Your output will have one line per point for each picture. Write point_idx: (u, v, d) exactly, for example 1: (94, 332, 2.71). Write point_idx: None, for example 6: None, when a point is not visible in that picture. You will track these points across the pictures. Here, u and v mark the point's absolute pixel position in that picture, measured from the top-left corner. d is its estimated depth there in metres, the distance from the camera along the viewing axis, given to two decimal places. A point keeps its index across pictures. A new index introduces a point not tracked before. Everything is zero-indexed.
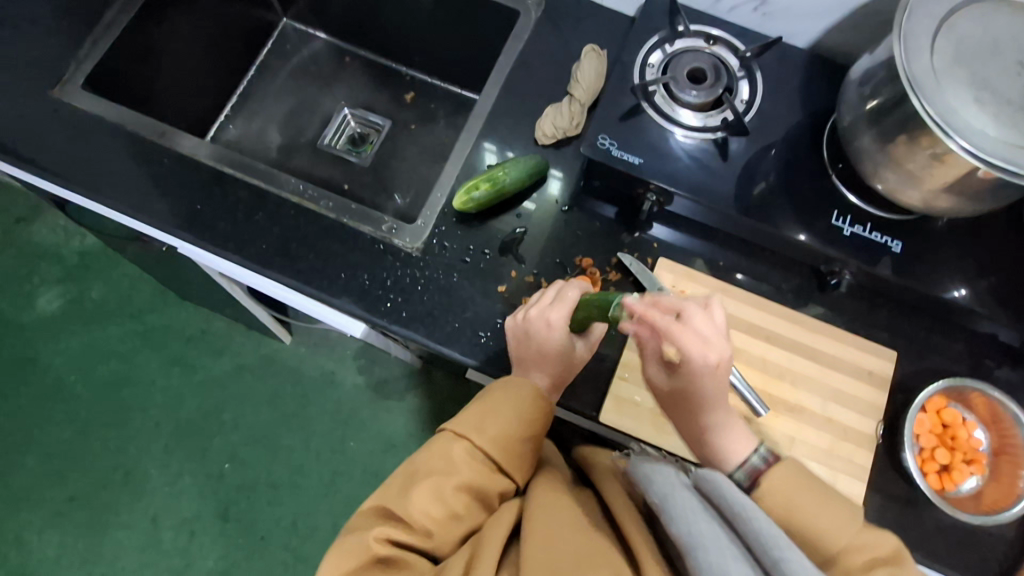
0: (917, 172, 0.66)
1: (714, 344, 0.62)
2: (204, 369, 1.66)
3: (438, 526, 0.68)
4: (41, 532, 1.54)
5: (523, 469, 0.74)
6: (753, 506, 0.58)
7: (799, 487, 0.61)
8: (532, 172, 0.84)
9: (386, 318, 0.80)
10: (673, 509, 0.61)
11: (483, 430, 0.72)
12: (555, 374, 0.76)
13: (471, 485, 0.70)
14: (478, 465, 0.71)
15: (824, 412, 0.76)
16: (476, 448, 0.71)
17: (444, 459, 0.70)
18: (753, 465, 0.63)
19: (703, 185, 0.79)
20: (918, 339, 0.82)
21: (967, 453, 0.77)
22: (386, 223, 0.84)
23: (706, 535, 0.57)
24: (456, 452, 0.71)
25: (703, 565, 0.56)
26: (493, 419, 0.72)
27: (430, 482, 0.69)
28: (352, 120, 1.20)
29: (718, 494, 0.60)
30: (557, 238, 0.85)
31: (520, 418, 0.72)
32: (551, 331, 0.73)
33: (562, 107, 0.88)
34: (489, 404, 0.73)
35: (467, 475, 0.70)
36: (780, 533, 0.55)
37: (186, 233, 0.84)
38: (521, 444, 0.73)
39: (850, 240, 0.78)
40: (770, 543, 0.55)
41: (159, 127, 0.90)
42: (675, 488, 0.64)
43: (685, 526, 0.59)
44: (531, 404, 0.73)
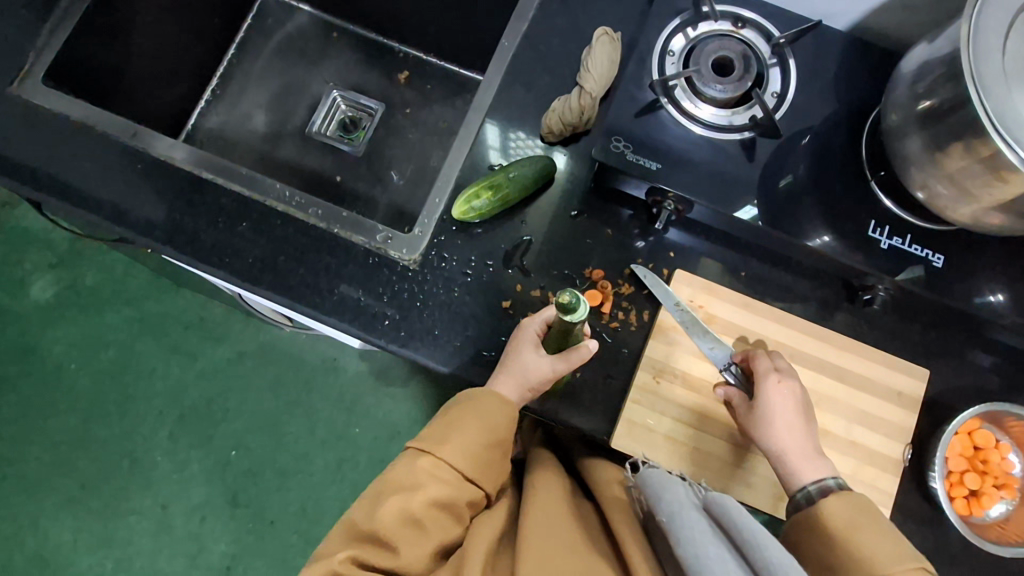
0: (971, 188, 0.59)
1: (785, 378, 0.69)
2: (205, 356, 1.64)
3: (405, 543, 0.64)
4: (54, 517, 1.56)
5: (492, 476, 0.69)
6: (762, 530, 0.54)
7: (867, 516, 0.62)
8: (538, 177, 0.77)
9: (385, 338, 0.75)
10: (682, 529, 0.56)
11: (448, 441, 0.67)
12: (519, 382, 0.69)
13: (440, 500, 0.65)
14: (444, 477, 0.66)
15: (849, 435, 0.73)
16: (441, 461, 0.66)
17: (409, 474, 0.66)
18: (829, 484, 0.65)
19: (726, 191, 0.72)
20: (952, 353, 0.77)
21: (999, 477, 0.74)
22: (380, 233, 0.78)
23: (712, 557, 0.52)
24: (421, 466, 0.66)
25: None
26: (456, 431, 0.68)
27: (395, 498, 0.64)
28: (343, 103, 1.11)
29: (730, 519, 0.56)
30: (565, 247, 0.79)
31: (483, 425, 0.68)
32: (522, 328, 0.72)
33: (571, 99, 0.79)
34: (453, 416, 0.69)
35: (434, 488, 0.65)
36: (791, 559, 0.51)
37: (165, 246, 0.78)
38: (490, 454, 0.69)
39: (888, 253, 0.71)
40: (778, 569, 0.50)
41: (131, 128, 0.83)
42: (683, 508, 0.59)
43: (693, 549, 0.53)
44: (496, 412, 0.68)
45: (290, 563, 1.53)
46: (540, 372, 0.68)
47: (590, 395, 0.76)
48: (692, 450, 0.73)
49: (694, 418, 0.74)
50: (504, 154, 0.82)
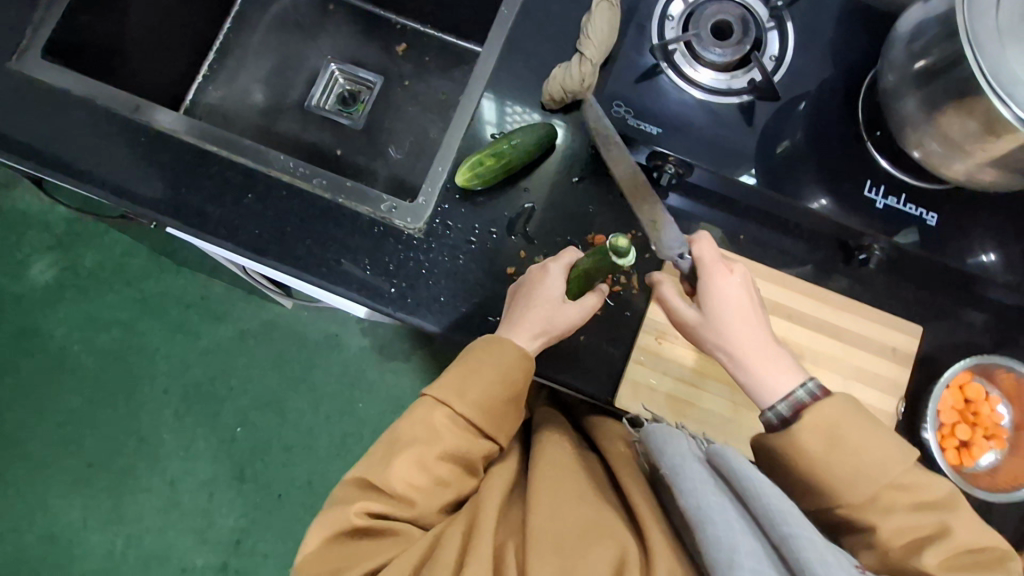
0: (964, 144, 0.60)
1: (728, 289, 0.65)
2: (208, 335, 1.65)
3: (421, 495, 0.66)
4: (65, 495, 1.59)
5: (505, 429, 0.71)
6: (761, 477, 0.56)
7: (851, 420, 0.59)
8: (539, 143, 0.78)
9: (393, 305, 0.77)
10: (685, 480, 0.58)
11: (466, 394, 0.67)
12: (542, 332, 0.71)
13: (452, 451, 0.67)
14: (459, 431, 0.67)
15: (845, 390, 0.75)
16: (458, 414, 0.67)
17: (424, 427, 0.67)
18: (799, 398, 0.61)
19: (725, 154, 0.73)
20: (943, 311, 0.80)
21: (988, 428, 0.76)
22: (384, 203, 0.79)
23: (714, 507, 0.54)
24: (439, 420, 0.67)
25: (713, 537, 0.52)
26: (475, 382, 0.68)
27: (411, 452, 0.65)
28: (341, 76, 1.11)
29: (727, 465, 0.58)
30: (568, 213, 0.80)
31: (502, 380, 0.68)
32: (544, 276, 0.72)
33: (571, 67, 0.78)
34: (470, 366, 0.68)
35: (450, 442, 0.67)
36: (790, 506, 0.53)
37: (172, 219, 0.79)
38: (505, 406, 0.69)
39: (882, 212, 0.73)
40: (777, 517, 0.52)
41: (134, 100, 0.82)
42: (687, 461, 0.60)
43: (694, 499, 0.56)
44: (516, 364, 0.68)
45: (299, 535, 1.57)
46: (560, 327, 0.71)
47: (595, 358, 0.78)
48: (692, 409, 0.76)
49: (696, 378, 0.77)
50: (500, 122, 0.83)
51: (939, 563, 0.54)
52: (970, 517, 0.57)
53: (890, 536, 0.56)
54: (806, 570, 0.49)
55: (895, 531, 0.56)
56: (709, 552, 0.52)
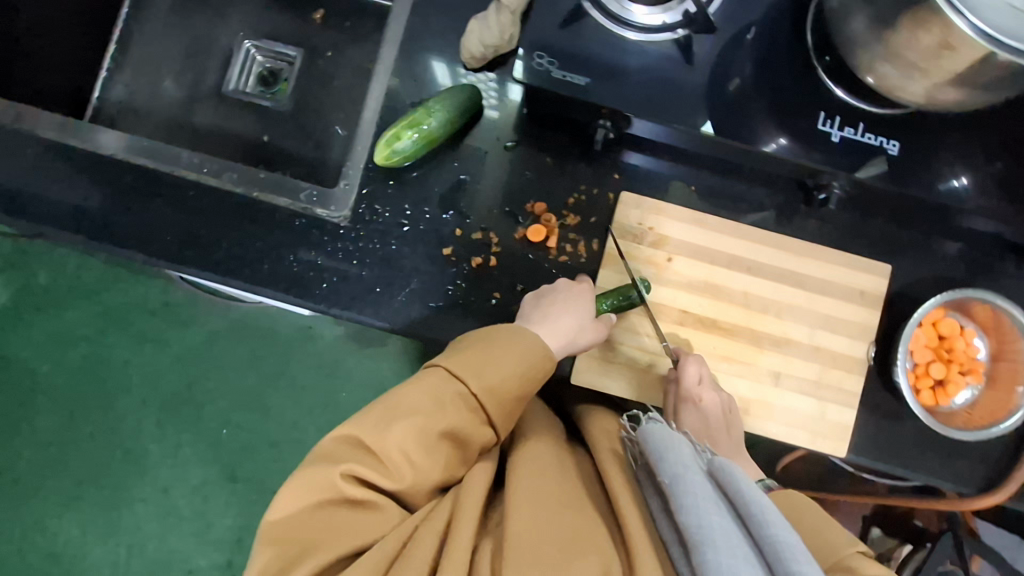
0: (919, 63, 0.53)
1: (711, 422, 0.67)
2: (176, 343, 1.52)
3: (414, 471, 0.59)
4: (58, 515, 1.50)
5: (511, 420, 0.66)
6: (771, 507, 0.52)
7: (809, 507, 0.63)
8: (462, 109, 0.71)
9: (326, 303, 0.72)
10: (685, 494, 0.54)
11: (483, 377, 0.62)
12: (571, 337, 0.67)
13: (454, 433, 0.60)
14: (463, 411, 0.61)
15: (811, 340, 0.72)
16: (472, 395, 0.61)
17: (432, 398, 0.60)
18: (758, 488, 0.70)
19: (665, 100, 0.66)
20: (910, 245, 0.76)
21: (964, 364, 0.72)
22: (304, 192, 0.72)
23: (716, 531, 0.50)
24: (448, 395, 0.61)
25: (712, 564, 0.48)
26: (491, 363, 0.62)
27: (415, 422, 0.59)
28: (258, 54, 1.02)
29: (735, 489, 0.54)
30: (505, 182, 0.74)
31: (522, 374, 0.63)
32: (573, 290, 0.70)
33: (488, 17, 0.70)
34: (490, 349, 0.63)
35: (455, 419, 0.60)
36: (799, 541, 0.50)
37: (74, 235, 0.72)
38: (517, 402, 0.64)
39: (840, 145, 0.66)
40: (785, 552, 0.49)
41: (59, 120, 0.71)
42: (688, 471, 0.56)
43: (697, 518, 0.51)
44: (538, 360, 0.64)
45: None
46: (577, 341, 0.67)
47: None
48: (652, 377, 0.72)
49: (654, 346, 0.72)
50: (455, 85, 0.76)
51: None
52: None
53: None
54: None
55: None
56: None
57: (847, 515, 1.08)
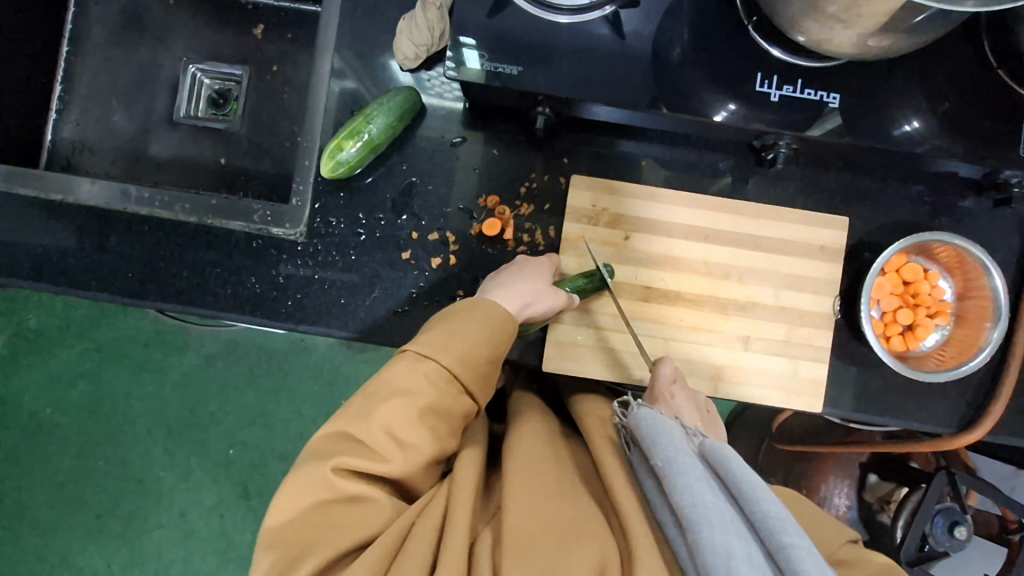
0: (840, 15, 0.52)
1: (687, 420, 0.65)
2: (174, 368, 1.49)
3: (402, 455, 0.58)
4: (82, 547, 1.48)
5: (488, 390, 0.65)
6: (761, 484, 0.54)
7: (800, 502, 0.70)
8: (402, 112, 0.70)
9: (292, 320, 0.72)
10: (677, 474, 0.54)
11: (454, 350, 0.61)
12: (529, 301, 0.66)
13: (436, 409, 0.60)
14: (441, 386, 0.60)
15: (776, 300, 0.72)
16: (445, 369, 0.61)
17: (408, 377, 0.59)
18: None
19: (600, 80, 0.66)
20: (868, 192, 0.75)
21: (931, 306, 0.73)
22: (256, 212, 0.70)
23: (710, 508, 0.51)
24: (424, 373, 0.60)
25: (708, 542, 0.49)
26: (459, 337, 0.62)
27: (394, 403, 0.58)
28: (205, 77, 1.01)
29: (727, 471, 0.55)
30: (455, 180, 0.75)
31: (491, 341, 0.63)
32: (534, 265, 0.70)
33: (415, 16, 0.71)
34: (455, 322, 0.63)
35: (434, 396, 0.60)
36: (789, 514, 0.51)
37: (40, 282, 0.73)
38: (490, 366, 0.64)
39: (781, 104, 0.66)
40: (776, 525, 0.51)
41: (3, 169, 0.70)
42: (679, 451, 0.57)
43: (689, 496, 0.52)
44: (503, 326, 0.64)
45: None
46: (538, 310, 0.67)
47: None
48: (622, 355, 0.72)
49: (615, 323, 0.72)
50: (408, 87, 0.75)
51: None
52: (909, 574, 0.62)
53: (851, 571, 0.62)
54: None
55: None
56: (702, 556, 0.49)
57: (843, 465, 1.09)
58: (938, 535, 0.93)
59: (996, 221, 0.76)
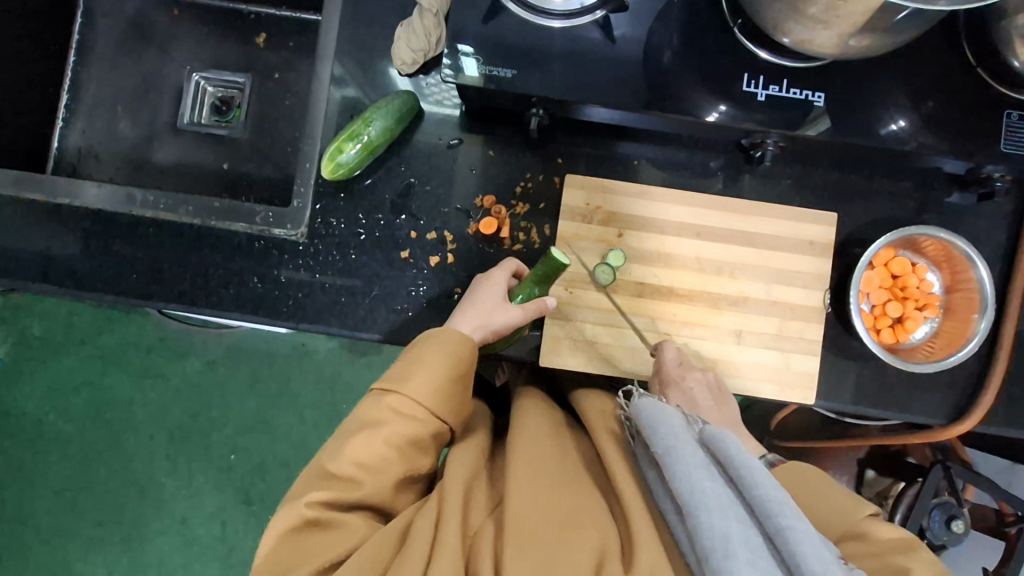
0: (820, 16, 0.54)
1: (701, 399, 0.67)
2: (176, 374, 1.50)
3: (370, 477, 0.60)
4: (83, 555, 1.49)
5: (460, 411, 0.65)
6: (760, 470, 0.55)
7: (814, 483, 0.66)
8: (400, 116, 0.72)
9: (293, 319, 0.74)
10: (677, 462, 0.56)
11: (414, 378, 0.62)
12: (487, 322, 0.67)
13: (401, 434, 0.61)
14: (406, 413, 0.62)
15: (768, 295, 0.73)
16: (405, 397, 0.62)
17: (372, 410, 0.62)
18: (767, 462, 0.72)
19: (592, 82, 0.68)
20: (856, 189, 0.77)
21: (920, 299, 0.74)
22: (259, 215, 0.72)
23: (709, 494, 0.52)
24: (386, 404, 0.62)
25: (708, 526, 0.50)
26: (419, 366, 0.63)
27: (358, 435, 0.60)
28: (208, 85, 1.04)
29: (727, 458, 0.56)
30: (453, 181, 0.77)
31: (450, 363, 0.63)
32: (488, 285, 0.70)
33: (413, 23, 0.73)
34: (415, 352, 0.65)
35: (397, 422, 0.61)
36: (787, 498, 0.52)
37: (46, 284, 0.75)
38: (456, 388, 0.64)
39: (767, 104, 0.68)
40: (775, 509, 0.51)
41: (12, 175, 0.72)
42: (680, 440, 0.58)
43: (689, 483, 0.53)
44: (461, 349, 0.65)
45: None
46: (496, 328, 0.67)
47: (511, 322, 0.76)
48: (618, 350, 0.73)
49: (610, 318, 0.73)
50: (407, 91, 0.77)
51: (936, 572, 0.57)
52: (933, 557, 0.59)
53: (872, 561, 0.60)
54: (802, 565, 0.48)
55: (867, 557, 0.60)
56: (701, 540, 0.50)
57: (842, 461, 1.11)
58: (936, 529, 0.93)
59: (981, 215, 0.77)
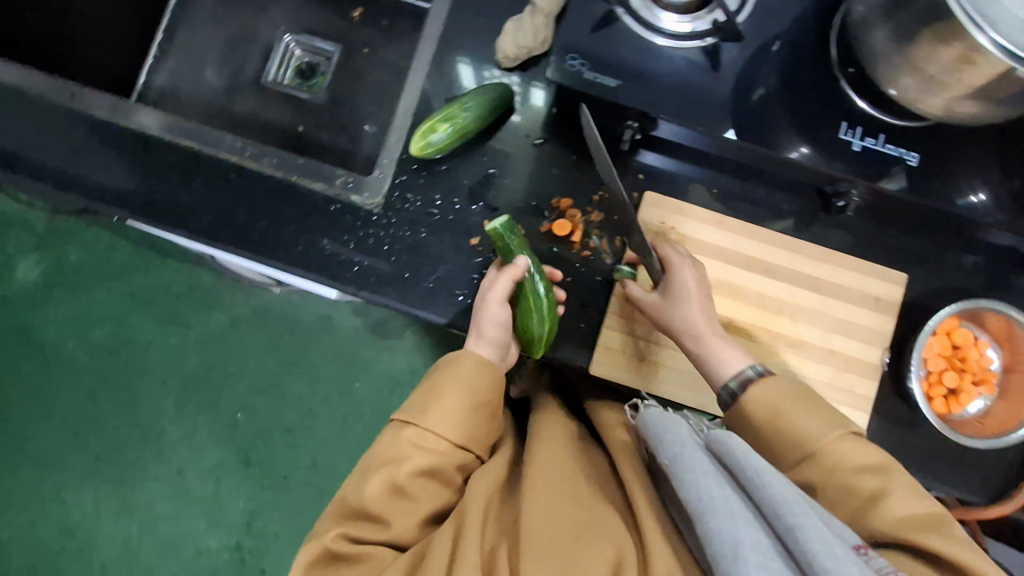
0: (938, 76, 0.55)
1: (691, 305, 0.67)
2: (200, 325, 1.51)
3: (393, 511, 0.61)
4: (75, 487, 1.48)
5: (480, 440, 0.67)
6: (767, 468, 0.52)
7: (788, 400, 0.62)
8: (494, 105, 0.74)
9: (354, 286, 0.74)
10: (683, 471, 0.54)
11: (432, 410, 0.64)
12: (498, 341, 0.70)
13: (425, 466, 0.62)
14: (430, 445, 0.63)
15: (826, 343, 0.73)
16: (425, 429, 0.63)
17: (393, 444, 0.63)
18: (747, 375, 0.65)
19: (691, 104, 0.68)
20: (928, 255, 0.77)
21: (977, 373, 0.74)
22: (339, 178, 0.76)
23: (715, 497, 0.51)
24: (407, 437, 0.63)
25: (716, 530, 0.49)
26: (438, 398, 0.65)
27: (381, 471, 0.61)
28: (297, 49, 1.06)
29: (728, 453, 0.54)
30: (530, 177, 0.78)
31: (469, 394, 0.65)
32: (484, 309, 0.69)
33: (523, 19, 0.74)
34: (432, 384, 0.66)
35: (419, 456, 0.62)
36: (795, 497, 0.49)
37: (121, 212, 0.76)
38: (478, 417, 0.66)
39: (860, 155, 0.68)
40: (783, 507, 0.49)
41: (112, 101, 0.78)
42: (685, 449, 0.57)
43: (695, 491, 0.52)
44: (479, 377, 0.66)
45: (307, 514, 1.46)
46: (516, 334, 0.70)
47: (567, 325, 0.76)
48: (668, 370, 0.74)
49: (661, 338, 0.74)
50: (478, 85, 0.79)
51: (902, 513, 0.56)
52: (903, 491, 0.57)
53: (833, 498, 0.58)
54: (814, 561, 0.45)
55: (832, 501, 0.58)
56: (711, 544, 0.49)
57: None
58: None
59: None
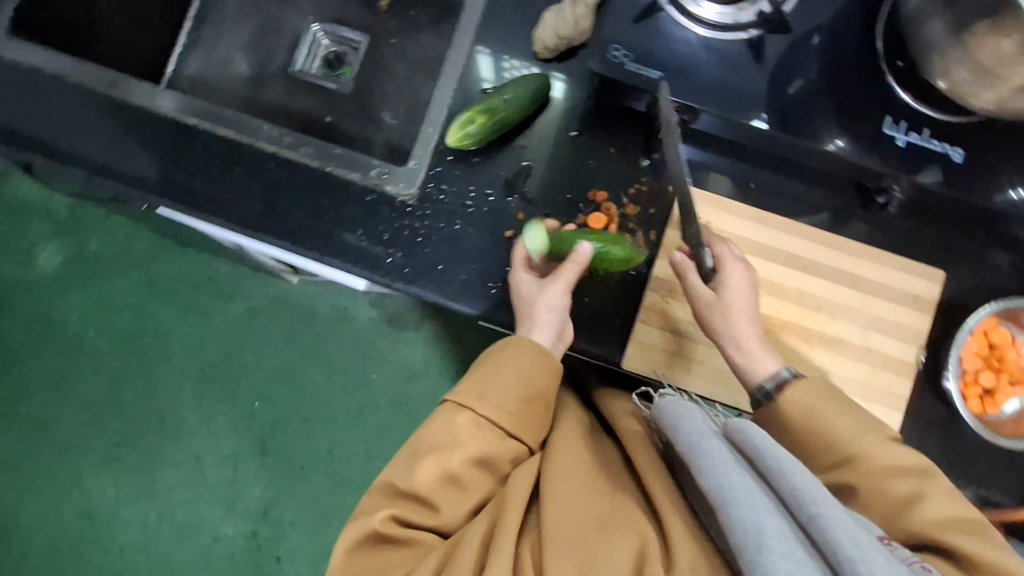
0: (996, 69, 0.54)
1: (736, 307, 0.67)
2: (219, 314, 1.52)
3: (443, 498, 0.62)
4: (95, 472, 1.50)
5: (532, 429, 0.67)
6: (788, 455, 0.49)
7: (820, 403, 0.61)
8: (534, 96, 0.74)
9: (390, 276, 0.75)
10: (702, 458, 0.51)
11: (489, 396, 0.64)
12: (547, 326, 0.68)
13: (479, 456, 0.63)
14: (482, 432, 0.64)
15: (863, 340, 0.73)
16: (480, 416, 0.64)
17: (446, 429, 0.63)
18: (783, 377, 0.64)
19: (733, 97, 0.68)
20: (964, 254, 0.77)
21: (1013, 374, 0.74)
22: (374, 168, 0.74)
23: (737, 487, 0.47)
24: (461, 423, 0.63)
25: (739, 519, 0.46)
26: (496, 386, 0.65)
27: (433, 456, 0.61)
28: (324, 38, 1.06)
29: (746, 440, 0.51)
30: (567, 170, 0.78)
31: (523, 382, 0.65)
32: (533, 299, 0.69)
33: (564, 8, 0.73)
34: (490, 366, 0.66)
35: (473, 444, 0.63)
36: (821, 488, 0.46)
37: (158, 199, 0.76)
38: (529, 408, 0.66)
39: (905, 151, 0.67)
40: (805, 495, 0.46)
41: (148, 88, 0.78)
42: (704, 436, 0.53)
43: (715, 480, 0.49)
44: (537, 367, 0.66)
45: (323, 504, 1.47)
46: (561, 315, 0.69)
47: (601, 319, 0.76)
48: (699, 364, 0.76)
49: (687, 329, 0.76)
50: (498, 80, 0.79)
51: (940, 513, 0.54)
52: (942, 500, 0.55)
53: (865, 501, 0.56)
54: (838, 554, 0.43)
55: (865, 503, 0.56)
56: (734, 533, 0.46)
57: None
58: None
59: None
